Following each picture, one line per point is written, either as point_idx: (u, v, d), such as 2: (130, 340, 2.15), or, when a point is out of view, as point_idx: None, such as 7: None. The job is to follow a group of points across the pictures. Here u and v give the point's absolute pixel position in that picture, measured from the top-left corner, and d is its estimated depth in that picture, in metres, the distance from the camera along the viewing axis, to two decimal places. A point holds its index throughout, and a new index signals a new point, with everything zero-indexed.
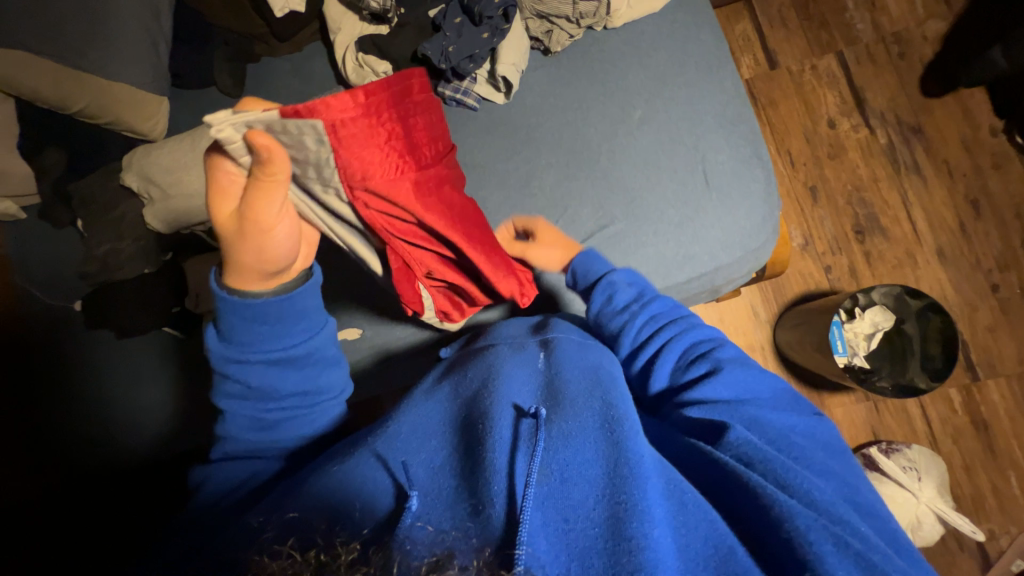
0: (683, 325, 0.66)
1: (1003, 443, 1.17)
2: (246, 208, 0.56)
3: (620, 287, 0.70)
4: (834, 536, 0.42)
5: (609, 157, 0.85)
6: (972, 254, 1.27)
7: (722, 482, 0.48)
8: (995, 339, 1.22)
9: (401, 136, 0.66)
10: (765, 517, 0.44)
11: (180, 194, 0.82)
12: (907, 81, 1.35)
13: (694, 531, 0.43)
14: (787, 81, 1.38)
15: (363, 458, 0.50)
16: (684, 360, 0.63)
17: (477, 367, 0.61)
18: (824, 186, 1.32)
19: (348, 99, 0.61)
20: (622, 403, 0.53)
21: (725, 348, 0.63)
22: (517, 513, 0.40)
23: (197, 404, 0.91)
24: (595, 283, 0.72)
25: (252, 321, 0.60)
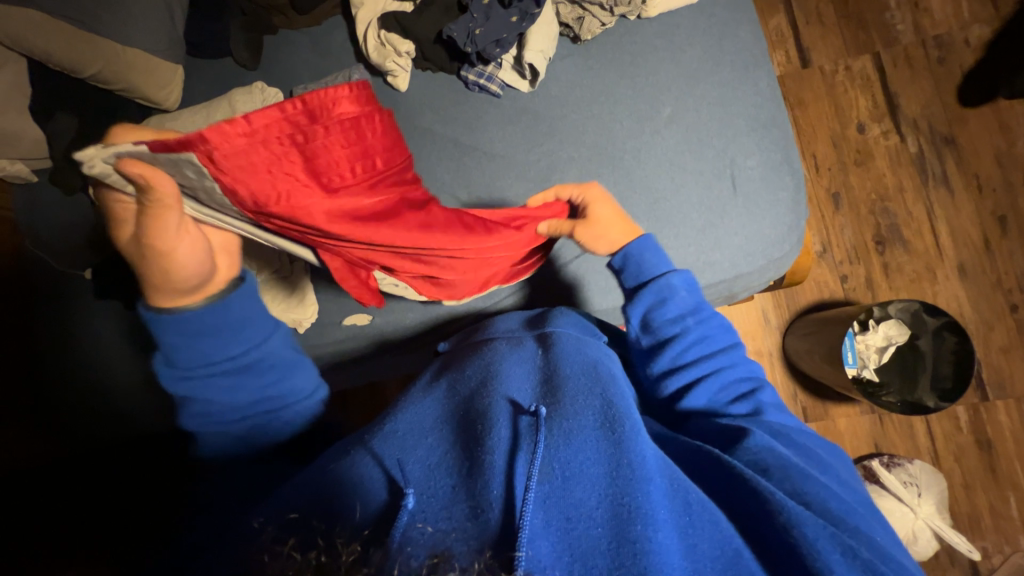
0: (731, 357, 0.61)
1: (1005, 464, 1.17)
2: (145, 231, 0.59)
3: (679, 293, 0.62)
4: (844, 544, 0.42)
5: (635, 156, 0.82)
6: (993, 272, 1.24)
7: (730, 486, 0.47)
8: (1008, 360, 1.21)
9: (298, 162, 0.57)
10: (773, 522, 0.43)
11: None
12: (943, 88, 1.30)
13: (701, 532, 0.43)
14: (819, 81, 1.33)
15: (358, 454, 0.49)
16: (721, 394, 0.59)
17: (475, 365, 0.60)
18: (848, 194, 1.29)
19: (228, 130, 0.52)
20: (622, 401, 0.52)
21: (765, 392, 0.60)
22: (516, 515, 0.39)
23: None
24: (650, 282, 0.64)
25: (194, 337, 0.61)
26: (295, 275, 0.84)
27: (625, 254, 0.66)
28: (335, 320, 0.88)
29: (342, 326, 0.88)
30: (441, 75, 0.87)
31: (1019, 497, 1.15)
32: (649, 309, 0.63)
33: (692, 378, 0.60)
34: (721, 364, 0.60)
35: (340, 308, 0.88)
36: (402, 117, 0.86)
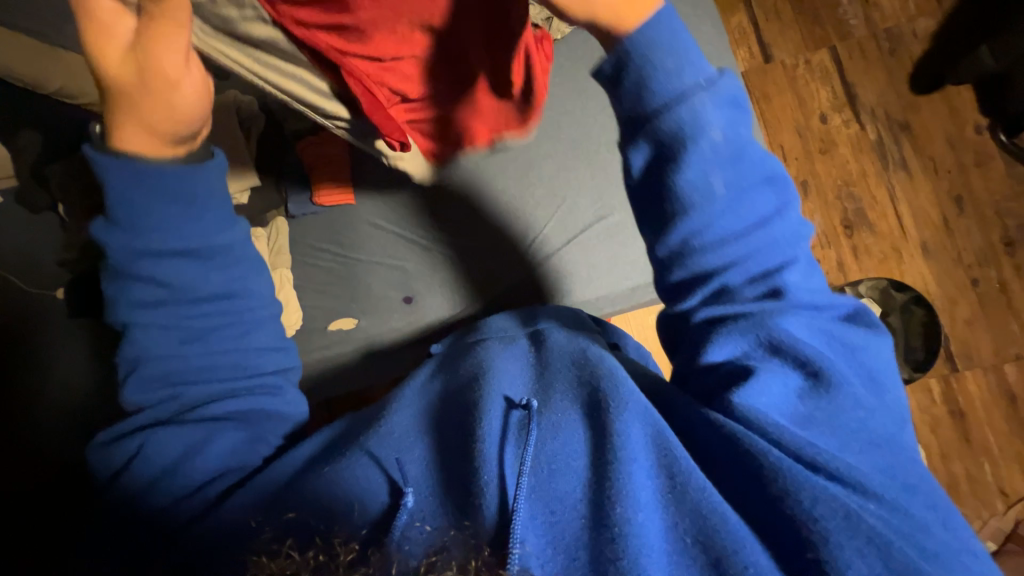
0: (748, 248, 0.49)
1: (977, 432, 1.22)
2: (146, 54, 0.51)
3: (707, 134, 0.47)
4: (843, 509, 0.38)
5: (608, 148, 0.88)
6: (953, 249, 1.30)
7: (717, 452, 0.44)
8: (973, 333, 1.26)
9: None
10: (767, 494, 0.40)
11: None
12: (896, 78, 1.37)
13: (682, 504, 0.40)
14: (781, 75, 1.39)
15: (355, 456, 0.46)
16: (727, 300, 0.49)
17: (466, 360, 0.56)
18: (815, 181, 1.35)
19: None
20: (613, 378, 0.47)
21: (794, 268, 0.49)
22: (504, 509, 0.39)
23: None
24: (663, 110, 0.46)
25: (155, 196, 0.52)
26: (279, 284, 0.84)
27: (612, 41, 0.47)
28: (320, 326, 0.86)
29: (327, 333, 0.86)
30: None
31: (992, 462, 1.20)
32: (655, 163, 0.49)
33: (702, 266, 0.49)
34: (742, 248, 0.49)
35: (325, 314, 0.86)
36: None
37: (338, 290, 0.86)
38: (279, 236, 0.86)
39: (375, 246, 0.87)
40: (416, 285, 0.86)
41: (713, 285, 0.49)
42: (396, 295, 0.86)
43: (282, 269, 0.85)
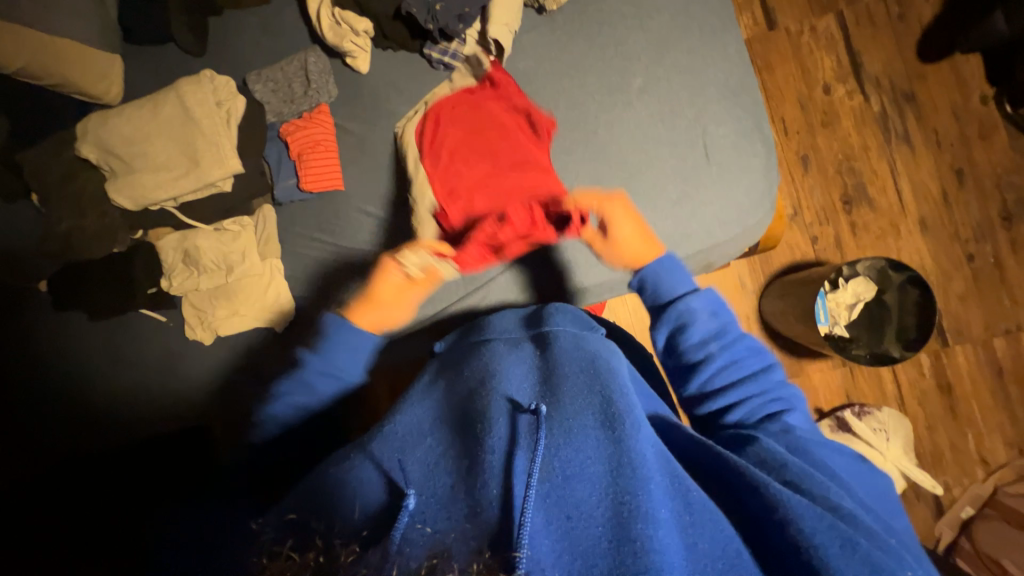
0: (758, 378, 0.58)
1: (963, 404, 1.25)
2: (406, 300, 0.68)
3: (699, 316, 0.61)
4: (842, 536, 0.39)
5: (608, 129, 0.79)
6: (952, 224, 1.29)
7: (719, 474, 0.46)
8: (965, 308, 1.27)
9: (513, 102, 0.80)
10: (769, 514, 0.41)
11: (146, 167, 0.78)
12: (904, 45, 1.32)
13: (704, 535, 0.39)
14: (785, 43, 1.33)
15: (362, 464, 0.47)
16: (749, 415, 0.56)
17: (473, 364, 0.56)
18: (816, 156, 1.32)
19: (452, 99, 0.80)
20: (623, 396, 0.48)
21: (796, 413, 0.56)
22: (514, 512, 0.37)
23: (170, 391, 0.83)
24: (667, 306, 0.62)
25: (351, 350, 0.63)
26: (271, 275, 0.82)
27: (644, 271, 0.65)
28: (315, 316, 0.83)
29: (322, 323, 0.83)
30: (402, 53, 0.84)
31: (976, 433, 1.24)
32: (672, 335, 0.62)
33: (719, 411, 0.57)
34: (748, 397, 0.57)
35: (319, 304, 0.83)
36: (364, 99, 0.84)
37: (329, 282, 0.82)
38: (267, 225, 0.83)
39: (367, 234, 0.82)
40: None
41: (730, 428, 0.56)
42: None
43: (273, 259, 0.82)
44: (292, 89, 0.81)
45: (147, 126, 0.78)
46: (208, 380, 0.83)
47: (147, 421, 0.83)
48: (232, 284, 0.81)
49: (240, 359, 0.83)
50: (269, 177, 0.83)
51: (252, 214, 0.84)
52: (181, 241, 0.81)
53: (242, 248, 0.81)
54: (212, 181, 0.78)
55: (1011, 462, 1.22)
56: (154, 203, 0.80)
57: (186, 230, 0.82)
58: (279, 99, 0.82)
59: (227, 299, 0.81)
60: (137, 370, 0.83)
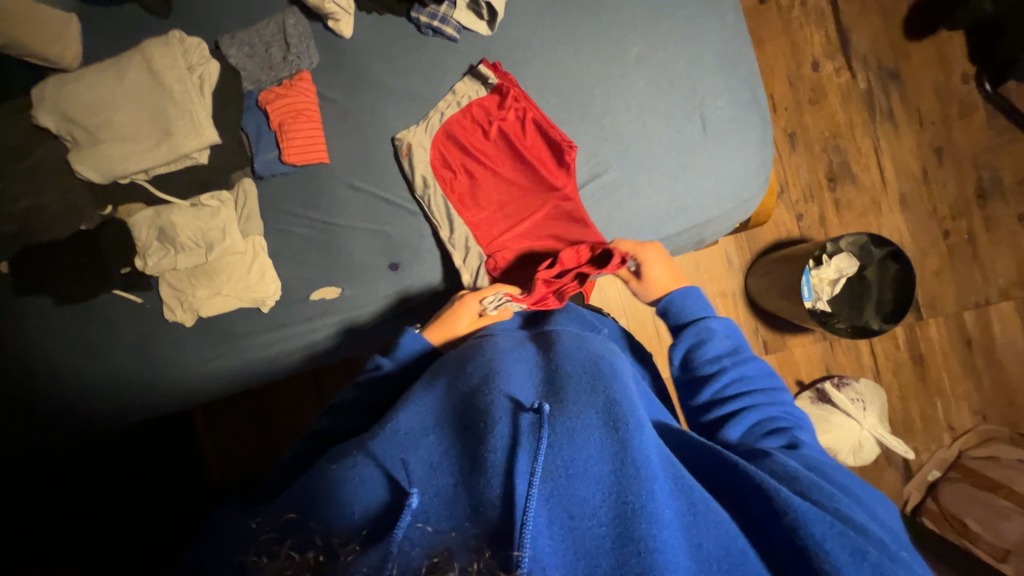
0: (770, 398, 0.57)
1: (933, 375, 1.31)
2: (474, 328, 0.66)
3: (718, 335, 0.60)
4: (852, 543, 0.39)
5: (604, 100, 0.77)
6: (930, 201, 1.32)
7: (725, 477, 0.46)
8: (939, 283, 1.32)
9: (527, 123, 0.77)
10: (780, 521, 0.41)
11: (113, 137, 0.72)
12: (891, 21, 1.32)
13: (706, 532, 0.40)
14: (775, 17, 1.32)
15: (359, 463, 0.45)
16: (756, 429, 0.54)
17: (474, 357, 0.54)
18: (803, 133, 1.32)
19: (464, 117, 0.78)
20: (626, 395, 0.47)
21: (806, 434, 0.54)
22: (516, 512, 0.37)
23: (146, 379, 0.80)
24: (689, 324, 0.62)
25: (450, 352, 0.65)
26: (254, 253, 0.78)
27: (668, 298, 0.65)
28: (301, 296, 0.81)
29: (310, 302, 0.81)
30: (387, 17, 0.79)
31: (944, 401, 1.30)
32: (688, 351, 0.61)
33: (730, 427, 0.54)
34: (762, 414, 0.55)
35: (306, 283, 0.81)
36: (348, 66, 0.79)
37: (317, 258, 0.80)
38: (246, 200, 0.78)
39: (356, 210, 0.80)
40: (402, 252, 0.80)
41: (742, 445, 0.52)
42: (381, 262, 0.80)
43: (256, 237, 0.78)
44: (269, 54, 0.76)
45: (111, 91, 0.72)
46: (191, 363, 0.80)
47: (125, 408, 0.80)
48: (213, 263, 0.77)
49: (225, 340, 0.81)
50: (247, 148, 0.78)
51: (230, 188, 0.79)
52: (153, 217, 0.76)
53: (221, 225, 0.76)
54: (188, 153, 0.74)
55: (975, 428, 1.29)
56: (123, 177, 0.74)
57: (159, 205, 0.77)
58: (256, 65, 0.76)
59: (209, 278, 0.77)
60: (111, 355, 0.79)
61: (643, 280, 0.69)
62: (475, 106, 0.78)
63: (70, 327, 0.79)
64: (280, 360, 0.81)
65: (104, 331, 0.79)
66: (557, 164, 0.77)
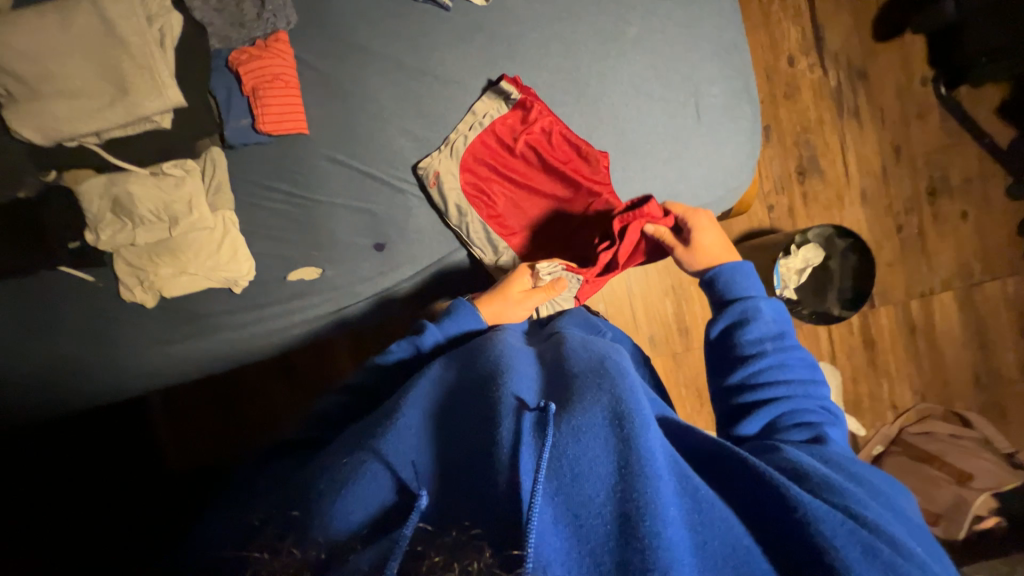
0: (806, 390, 0.57)
1: (882, 358, 1.42)
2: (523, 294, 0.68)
3: (762, 320, 0.60)
4: (863, 541, 0.40)
5: (600, 82, 0.76)
6: (887, 197, 1.41)
7: (727, 472, 0.46)
8: (891, 273, 1.42)
9: (539, 129, 0.75)
10: (789, 518, 0.41)
11: (58, 92, 0.63)
12: (861, 21, 1.37)
13: (709, 529, 0.41)
14: (756, 10, 1.35)
15: (364, 461, 0.43)
16: (783, 418, 0.55)
17: (478, 354, 0.53)
18: (777, 126, 1.37)
19: (488, 134, 0.76)
20: (632, 394, 0.46)
21: (835, 429, 0.55)
22: (520, 507, 0.37)
23: (102, 364, 0.74)
24: (730, 306, 0.63)
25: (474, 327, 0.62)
26: (224, 230, 0.72)
27: (718, 269, 0.65)
28: (277, 277, 0.76)
29: (288, 283, 0.76)
30: None
31: (889, 383, 1.42)
32: (728, 332, 0.62)
33: (759, 411, 0.56)
34: (795, 404, 0.56)
35: (282, 262, 0.76)
36: (330, 29, 0.74)
37: (294, 236, 0.75)
38: (214, 171, 0.72)
39: (337, 185, 0.75)
40: (388, 231, 0.77)
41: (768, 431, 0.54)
42: (365, 241, 0.76)
43: (226, 212, 0.72)
44: (241, 10, 0.68)
45: (48, 37, 0.62)
46: (154, 347, 0.74)
47: (81, 394, 0.74)
48: (178, 239, 0.71)
49: (192, 322, 0.75)
50: (215, 113, 0.71)
51: (196, 157, 0.72)
52: (109, 186, 0.69)
53: (188, 197, 0.70)
54: (148, 115, 0.66)
55: (915, 407, 1.41)
56: (70, 139, 0.66)
57: (115, 174, 0.69)
58: (225, 20, 0.69)
59: (173, 256, 0.71)
60: (60, 338, 0.72)
61: (692, 245, 0.69)
62: (499, 123, 0.76)
63: (12, 306, 0.71)
64: (255, 344, 0.76)
65: (53, 311, 0.72)
66: (587, 172, 0.76)
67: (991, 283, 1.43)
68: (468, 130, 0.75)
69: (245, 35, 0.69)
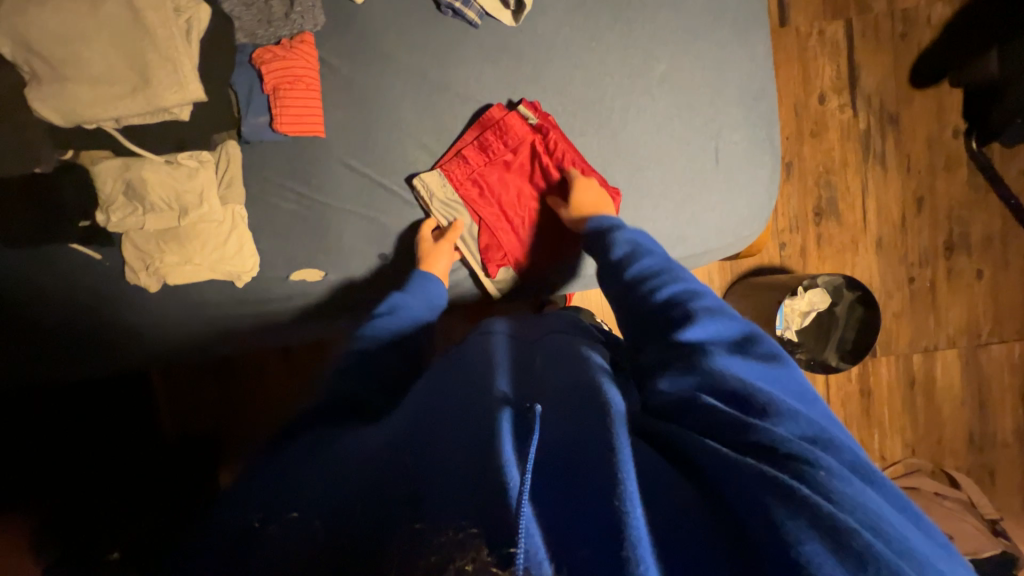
0: (677, 289, 0.59)
1: (876, 409, 1.40)
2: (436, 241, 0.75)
3: (623, 242, 0.66)
4: (778, 482, 0.36)
5: (622, 115, 0.75)
6: (903, 247, 1.38)
7: (681, 444, 0.42)
8: (897, 324, 1.40)
9: (529, 143, 0.76)
10: (723, 465, 0.39)
11: (81, 75, 0.63)
12: (900, 66, 1.34)
13: (683, 508, 0.37)
14: (792, 44, 1.32)
15: (364, 464, 0.44)
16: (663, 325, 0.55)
17: (470, 358, 0.56)
18: (799, 164, 1.35)
19: (469, 137, 0.75)
20: (612, 390, 0.47)
21: (711, 317, 0.54)
22: (508, 502, 0.34)
23: (106, 340, 0.76)
24: (603, 235, 0.69)
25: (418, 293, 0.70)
26: (233, 224, 0.72)
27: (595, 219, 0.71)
28: (280, 275, 0.76)
29: (289, 282, 0.76)
30: None
31: (880, 434, 1.40)
32: (610, 263, 0.66)
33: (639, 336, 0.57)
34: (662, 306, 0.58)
35: (288, 261, 0.76)
36: (357, 34, 0.73)
37: (302, 237, 0.76)
38: (229, 164, 0.72)
39: (350, 191, 0.75)
40: (394, 242, 0.77)
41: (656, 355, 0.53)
42: (371, 249, 0.77)
43: (236, 206, 0.73)
44: (268, 6, 0.69)
45: (78, 22, 0.62)
46: (157, 327, 0.76)
47: (81, 365, 0.76)
48: (185, 229, 0.71)
49: (196, 310, 0.76)
50: (236, 110, 0.71)
51: (212, 150, 0.72)
52: (123, 169, 0.69)
53: (199, 188, 0.70)
54: (167, 108, 0.66)
55: (904, 460, 1.40)
56: (89, 124, 0.66)
57: (129, 158, 0.69)
58: (253, 16, 0.69)
59: (179, 245, 0.71)
60: (66, 313, 0.74)
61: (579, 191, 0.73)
62: (477, 124, 0.75)
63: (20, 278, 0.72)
64: (255, 335, 0.78)
65: (59, 286, 0.73)
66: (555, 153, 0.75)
67: (998, 345, 1.41)
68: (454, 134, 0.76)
69: (274, 29, 0.69)
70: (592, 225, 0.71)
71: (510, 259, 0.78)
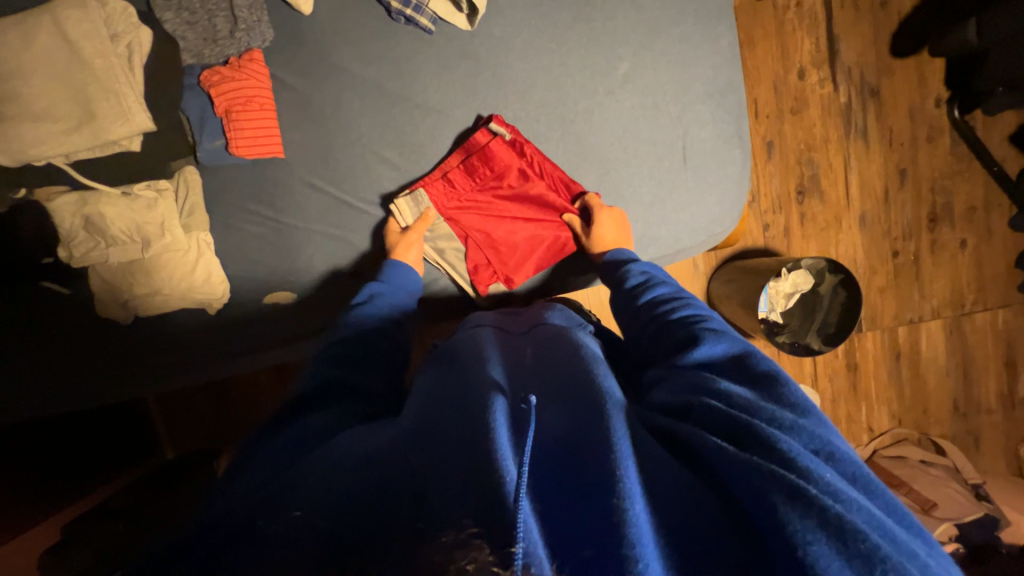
0: (691, 314, 0.59)
1: (863, 383, 1.42)
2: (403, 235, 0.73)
3: (638, 274, 0.68)
4: (785, 485, 0.35)
5: (587, 118, 0.75)
6: (887, 221, 1.38)
7: (682, 435, 0.42)
8: (882, 299, 1.40)
9: (515, 168, 0.74)
10: (730, 458, 0.38)
11: (22, 111, 0.61)
12: (880, 36, 1.31)
13: (686, 496, 0.38)
14: (769, 17, 1.28)
15: (352, 453, 0.43)
16: (674, 349, 0.55)
17: (466, 354, 0.56)
18: (780, 142, 1.32)
19: (454, 162, 0.74)
20: (607, 381, 0.47)
21: (724, 340, 0.53)
22: (507, 495, 0.34)
23: (74, 372, 0.74)
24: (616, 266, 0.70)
25: (397, 274, 0.71)
26: (199, 252, 0.71)
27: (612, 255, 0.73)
28: (251, 299, 0.76)
29: (264, 305, 0.76)
30: None
31: (868, 406, 1.42)
32: (624, 291, 0.67)
33: (653, 363, 0.58)
34: (674, 329, 0.58)
35: (258, 284, 0.75)
36: (309, 49, 0.71)
37: (271, 260, 0.75)
38: (189, 193, 0.70)
39: (316, 211, 0.74)
40: (364, 258, 0.77)
41: (665, 373, 0.53)
42: (342, 268, 0.77)
43: (200, 233, 0.71)
44: (213, 25, 0.66)
45: (14, 57, 0.60)
46: (131, 357, 0.75)
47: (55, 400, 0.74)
48: (148, 262, 0.69)
49: (167, 340, 0.75)
50: (190, 136, 0.70)
51: (169, 177, 0.71)
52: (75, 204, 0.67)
53: (159, 219, 0.68)
54: (115, 140, 0.65)
55: (891, 430, 1.42)
56: (37, 161, 0.65)
57: (84, 191, 0.67)
58: (198, 35, 0.66)
59: (143, 277, 0.70)
60: (35, 352, 0.72)
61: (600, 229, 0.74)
62: (462, 148, 0.73)
63: None
64: (231, 356, 0.77)
65: (21, 324, 0.71)
66: (546, 173, 0.75)
67: (981, 314, 1.42)
68: (438, 158, 0.75)
69: (219, 46, 0.67)
70: (610, 259, 0.72)
71: (501, 274, 0.77)
